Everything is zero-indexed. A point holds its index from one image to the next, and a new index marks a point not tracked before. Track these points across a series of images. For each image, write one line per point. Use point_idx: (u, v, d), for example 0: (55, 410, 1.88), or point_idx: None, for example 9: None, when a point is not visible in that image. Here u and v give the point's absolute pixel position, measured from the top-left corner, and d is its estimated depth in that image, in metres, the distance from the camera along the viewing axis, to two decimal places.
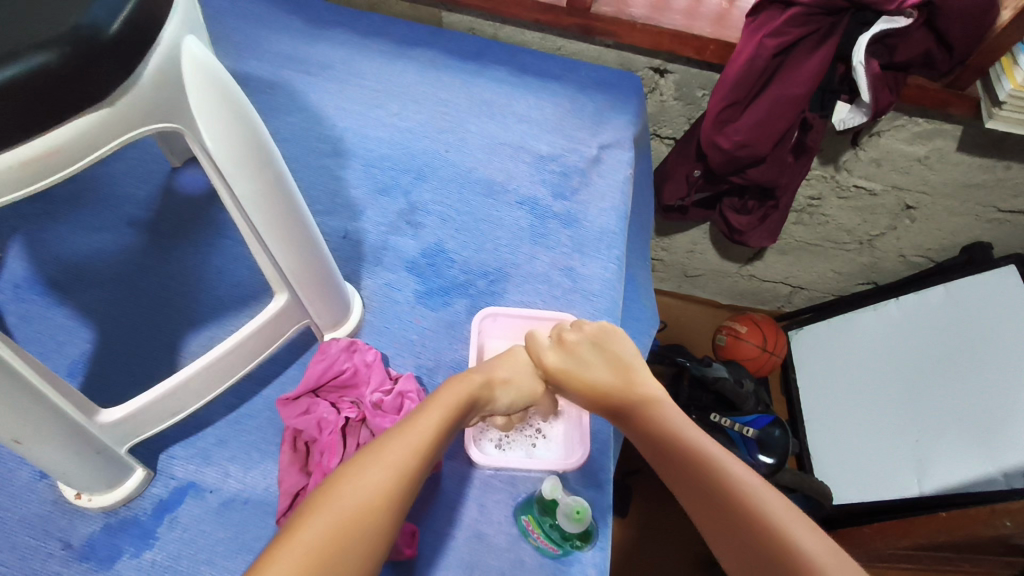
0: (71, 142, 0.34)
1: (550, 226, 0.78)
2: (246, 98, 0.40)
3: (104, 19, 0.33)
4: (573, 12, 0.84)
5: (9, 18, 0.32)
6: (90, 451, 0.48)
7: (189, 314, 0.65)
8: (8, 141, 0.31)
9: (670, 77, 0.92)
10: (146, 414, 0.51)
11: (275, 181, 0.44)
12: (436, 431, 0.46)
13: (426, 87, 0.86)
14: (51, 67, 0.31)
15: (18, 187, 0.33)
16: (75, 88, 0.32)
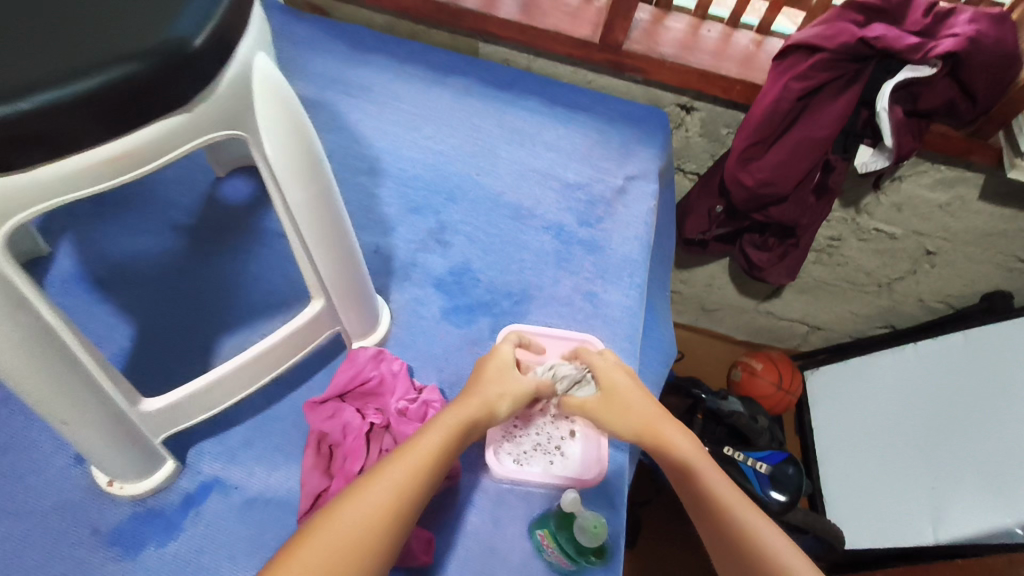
0: (148, 143, 0.37)
1: (575, 251, 0.80)
2: (305, 113, 0.43)
3: (187, 29, 0.36)
4: (605, 48, 0.88)
5: (104, 31, 0.35)
6: (129, 439, 0.50)
7: (224, 317, 0.68)
8: (94, 139, 0.34)
9: (696, 114, 0.95)
10: (184, 407, 0.53)
11: (322, 192, 0.47)
12: (436, 454, 0.47)
13: (461, 114, 0.89)
14: (137, 75, 0.34)
15: (97, 182, 0.36)
16: (158, 92, 0.35)
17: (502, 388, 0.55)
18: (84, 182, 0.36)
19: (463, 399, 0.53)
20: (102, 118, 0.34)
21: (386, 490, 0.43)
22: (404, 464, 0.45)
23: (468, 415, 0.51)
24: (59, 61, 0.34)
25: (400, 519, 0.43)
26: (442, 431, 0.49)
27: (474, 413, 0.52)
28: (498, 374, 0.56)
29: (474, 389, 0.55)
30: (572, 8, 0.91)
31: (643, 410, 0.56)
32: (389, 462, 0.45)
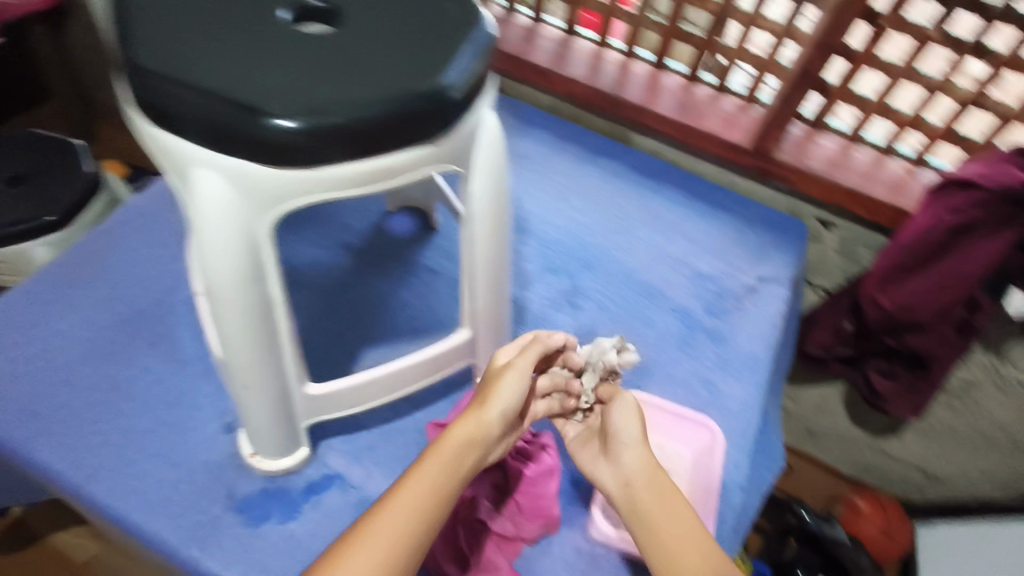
0: (397, 165, 0.43)
1: (698, 338, 0.82)
2: (507, 164, 0.51)
3: (449, 79, 0.42)
4: (755, 155, 0.92)
5: (388, 68, 0.42)
6: (282, 414, 0.56)
7: (371, 332, 0.75)
8: (361, 155, 0.41)
9: (836, 232, 0.97)
10: (332, 400, 0.58)
11: (501, 233, 0.54)
12: (405, 530, 0.46)
13: (607, 193, 0.96)
14: (410, 109, 0.41)
15: (348, 189, 0.43)
16: (416, 126, 0.42)
17: (498, 405, 0.54)
18: (340, 187, 0.42)
19: (452, 431, 0.52)
20: (371, 140, 0.40)
21: (379, 543, 0.45)
22: (395, 511, 0.47)
23: (457, 450, 0.51)
24: (351, 87, 0.40)
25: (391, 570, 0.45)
26: (430, 474, 0.49)
27: (466, 446, 0.52)
28: (497, 386, 0.54)
29: (462, 418, 0.54)
30: (729, 114, 0.96)
31: (637, 452, 0.57)
32: (381, 511, 0.47)
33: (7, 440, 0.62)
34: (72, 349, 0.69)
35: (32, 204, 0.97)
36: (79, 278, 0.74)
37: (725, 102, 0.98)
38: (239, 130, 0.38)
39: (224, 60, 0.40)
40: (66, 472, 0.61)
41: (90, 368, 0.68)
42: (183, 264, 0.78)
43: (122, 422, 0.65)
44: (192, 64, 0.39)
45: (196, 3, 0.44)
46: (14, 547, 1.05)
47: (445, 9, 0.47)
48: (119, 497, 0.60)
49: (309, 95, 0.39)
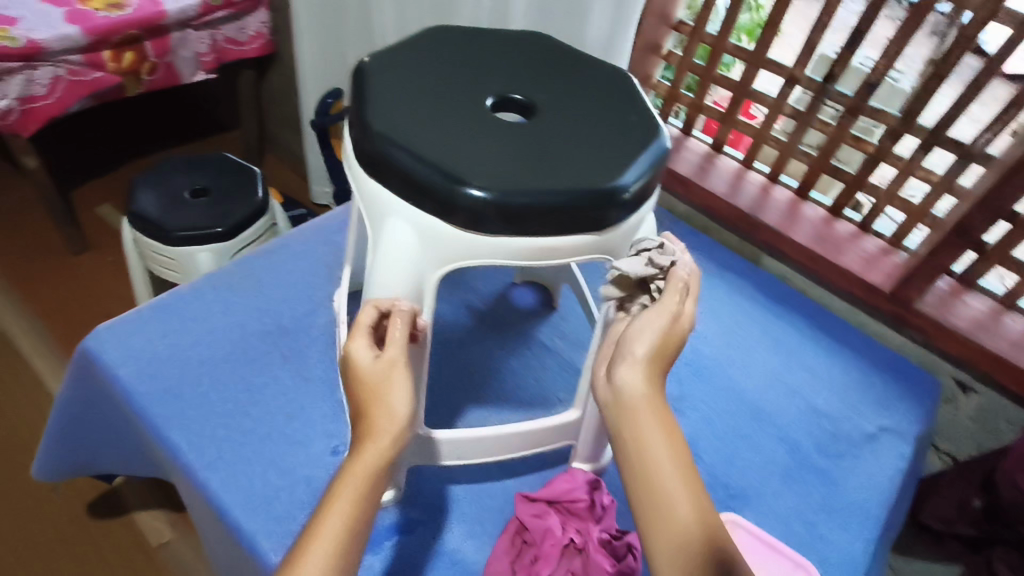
0: (564, 247, 0.47)
1: (807, 476, 0.77)
2: None
3: (627, 180, 0.46)
4: (892, 299, 0.89)
5: (573, 163, 0.47)
6: (395, 452, 0.60)
7: (478, 391, 0.77)
8: (536, 233, 0.45)
9: (973, 396, 0.91)
10: (444, 445, 0.62)
11: None
12: (352, 528, 0.40)
13: (728, 307, 0.95)
14: (587, 201, 0.45)
15: (516, 259, 0.47)
16: (588, 216, 0.46)
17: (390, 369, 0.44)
18: (509, 256, 0.46)
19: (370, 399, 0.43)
20: (547, 223, 0.45)
21: (338, 524, 0.40)
22: (349, 492, 0.41)
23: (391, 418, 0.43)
24: (540, 173, 0.45)
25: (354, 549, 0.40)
26: (370, 447, 0.42)
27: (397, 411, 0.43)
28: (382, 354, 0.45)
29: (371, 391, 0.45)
30: (869, 254, 0.94)
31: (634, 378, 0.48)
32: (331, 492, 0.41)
33: (149, 414, 0.69)
34: (218, 347, 0.76)
35: (209, 217, 1.11)
36: (237, 286, 0.83)
37: (866, 241, 0.97)
38: (441, 194, 0.43)
39: (438, 133, 0.46)
40: (190, 456, 0.67)
41: (230, 367, 0.75)
42: (326, 293, 0.85)
43: (246, 422, 0.71)
44: (412, 132, 0.46)
45: (420, 81, 0.51)
46: (104, 516, 1.12)
47: (629, 117, 0.52)
48: (229, 491, 0.65)
49: (502, 174, 0.44)
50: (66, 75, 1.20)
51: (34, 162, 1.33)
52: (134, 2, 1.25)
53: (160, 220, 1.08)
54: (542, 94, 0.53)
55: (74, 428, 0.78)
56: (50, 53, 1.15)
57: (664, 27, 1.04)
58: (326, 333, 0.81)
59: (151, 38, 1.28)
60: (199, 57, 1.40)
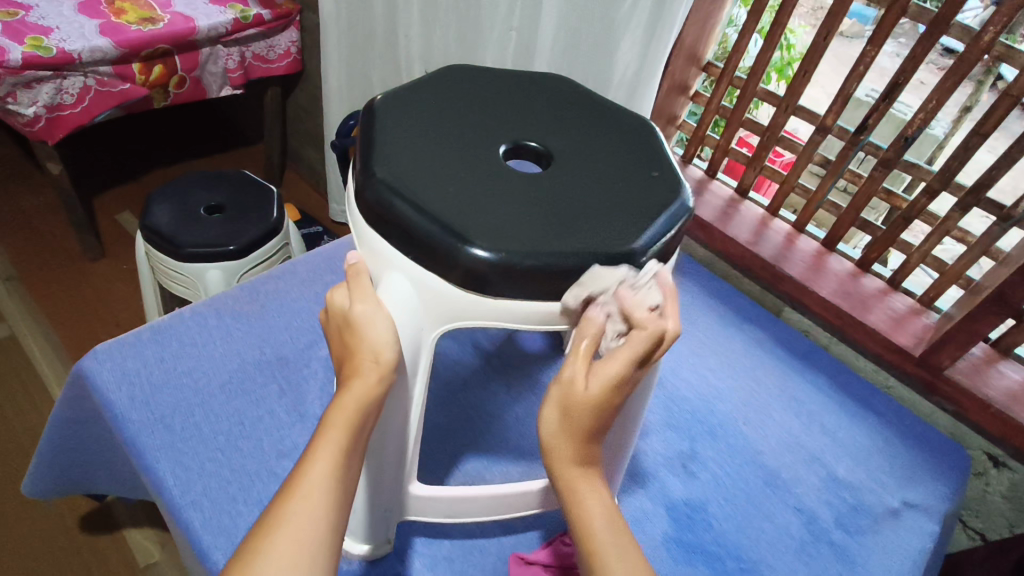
0: (574, 311, 0.44)
1: (822, 551, 0.72)
2: None
3: (642, 244, 0.44)
4: (922, 364, 0.85)
5: (587, 223, 0.44)
6: (388, 503, 0.58)
7: (479, 438, 0.74)
8: (545, 297, 0.43)
9: (1006, 472, 0.85)
10: (439, 501, 0.61)
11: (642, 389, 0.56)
12: (344, 452, 0.42)
13: (747, 361, 0.91)
14: (599, 265, 0.42)
15: (524, 321, 0.44)
16: (600, 283, 0.43)
17: (376, 328, 0.44)
18: (515, 318, 0.44)
19: (341, 396, 0.43)
20: (555, 287, 0.42)
21: (298, 534, 0.38)
22: (339, 429, 0.43)
23: (360, 418, 0.43)
24: (549, 233, 0.43)
25: (323, 558, 0.39)
26: (337, 449, 0.42)
27: (367, 410, 0.43)
28: (363, 330, 0.44)
29: (349, 376, 0.44)
30: (896, 314, 0.90)
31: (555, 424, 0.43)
32: (291, 497, 0.40)
33: (137, 443, 0.67)
34: (214, 375, 0.74)
35: (223, 234, 1.10)
36: (240, 311, 0.81)
37: (895, 300, 0.92)
38: (443, 253, 0.41)
39: (446, 184, 0.44)
40: (174, 491, 0.64)
41: (224, 397, 0.73)
42: None
43: (235, 458, 0.68)
44: (417, 181, 0.44)
45: (432, 126, 0.49)
46: (95, 531, 1.11)
47: (648, 174, 0.49)
48: (211, 531, 0.62)
49: (509, 232, 0.42)
50: (95, 86, 1.21)
51: (57, 169, 1.34)
52: (166, 18, 1.26)
53: (172, 235, 1.07)
54: (559, 144, 0.50)
55: (65, 448, 0.76)
56: (80, 64, 1.16)
57: (693, 69, 1.02)
58: (326, 366, 0.79)
59: (180, 53, 1.29)
60: (227, 73, 1.41)
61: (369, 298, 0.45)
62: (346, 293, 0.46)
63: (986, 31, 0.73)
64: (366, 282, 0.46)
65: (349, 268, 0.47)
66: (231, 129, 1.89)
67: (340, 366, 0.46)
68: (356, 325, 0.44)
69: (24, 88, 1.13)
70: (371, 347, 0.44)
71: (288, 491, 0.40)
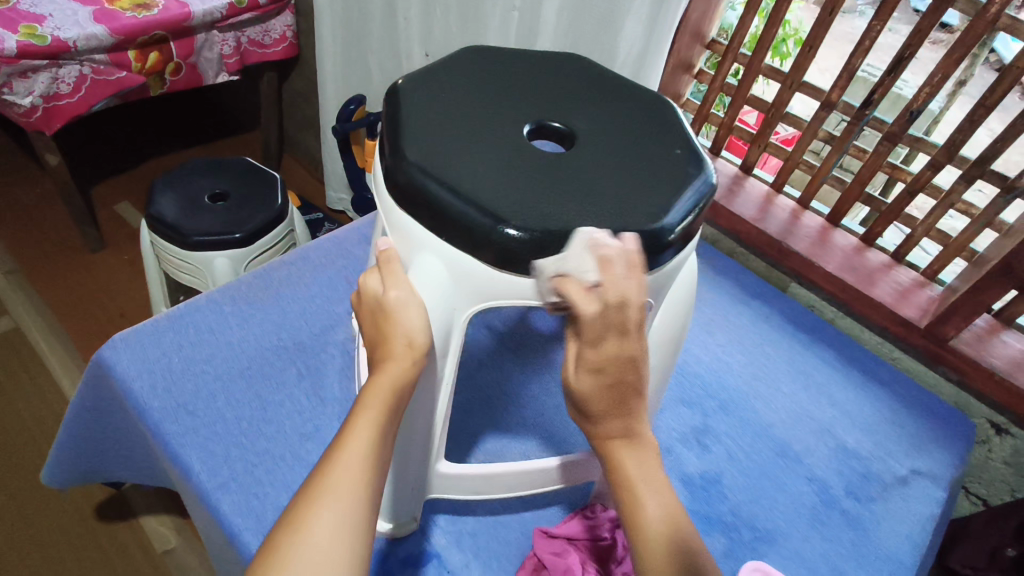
0: None
1: (835, 519, 0.74)
2: (693, 300, 0.55)
3: (671, 220, 0.44)
4: (928, 336, 0.86)
5: (616, 201, 0.45)
6: (416, 482, 0.59)
7: (497, 418, 0.75)
8: None
9: (1009, 438, 0.87)
10: (463, 479, 0.62)
11: (663, 368, 0.57)
12: (378, 427, 0.43)
13: (755, 337, 0.93)
14: (629, 242, 0.43)
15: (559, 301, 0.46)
16: None
17: (409, 314, 0.44)
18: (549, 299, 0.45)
19: (375, 376, 0.44)
20: None
21: (341, 502, 0.39)
22: (374, 405, 0.43)
23: (395, 399, 0.44)
24: (579, 211, 0.43)
25: (364, 529, 0.40)
26: (375, 425, 0.43)
27: (401, 390, 0.44)
28: (396, 315, 0.44)
29: (382, 358, 0.45)
30: (901, 287, 0.91)
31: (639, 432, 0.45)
32: (333, 468, 0.40)
33: (162, 430, 0.67)
34: (233, 362, 0.75)
35: (228, 222, 1.09)
36: (253, 299, 0.82)
37: (900, 274, 0.93)
38: (478, 235, 0.42)
39: (475, 166, 0.45)
40: (203, 476, 0.65)
41: (245, 383, 0.73)
42: (343, 309, 0.84)
43: (261, 443, 0.69)
44: (447, 165, 0.44)
45: (457, 108, 0.49)
46: (110, 518, 1.12)
47: (671, 153, 0.50)
48: (241, 514, 0.63)
49: (540, 213, 0.43)
50: (91, 74, 1.20)
51: (56, 160, 1.33)
52: (161, 4, 1.24)
53: (177, 224, 1.07)
54: (581, 124, 0.51)
55: (84, 436, 0.77)
56: (76, 52, 1.14)
57: (697, 46, 1.02)
58: (344, 351, 0.80)
59: (176, 39, 1.27)
60: (223, 59, 1.39)
61: (402, 283, 0.45)
62: (379, 278, 0.47)
63: (993, 3, 0.73)
64: (398, 267, 0.46)
65: (380, 255, 0.47)
66: (225, 116, 1.87)
67: (374, 347, 0.46)
68: (391, 311, 0.45)
69: (20, 78, 1.11)
70: (405, 332, 0.44)
71: (328, 462, 0.41)
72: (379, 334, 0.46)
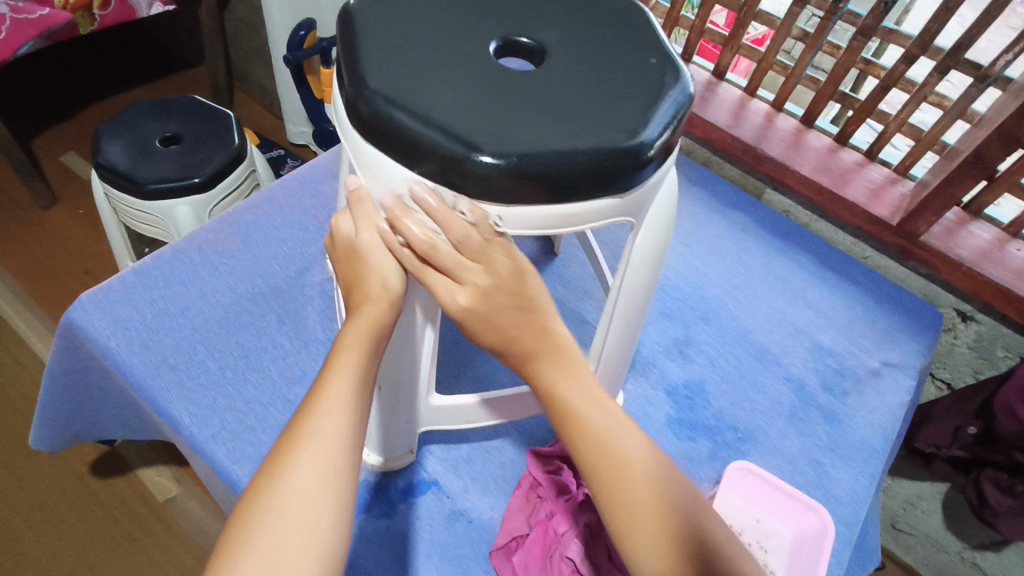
0: (588, 212, 0.45)
1: (812, 414, 0.78)
2: (674, 214, 0.55)
3: (649, 135, 0.43)
4: (900, 233, 0.88)
5: (592, 118, 0.43)
6: (409, 416, 0.59)
7: (484, 346, 0.76)
8: (561, 198, 0.43)
9: (973, 325, 0.91)
10: (453, 411, 0.63)
11: (647, 286, 0.57)
12: (355, 374, 0.42)
13: (732, 246, 0.93)
14: (608, 161, 0.42)
15: (537, 227, 0.44)
16: (611, 180, 0.43)
17: (382, 257, 0.44)
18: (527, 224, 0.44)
19: (354, 319, 0.44)
20: (564, 188, 0.42)
21: (323, 449, 0.39)
22: (352, 352, 0.43)
23: (376, 343, 0.43)
24: (554, 131, 0.42)
25: (346, 476, 0.40)
26: (355, 370, 0.42)
27: (381, 334, 0.44)
28: (368, 259, 0.44)
29: (360, 302, 0.44)
30: (874, 185, 0.91)
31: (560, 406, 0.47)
32: (315, 415, 0.40)
33: (139, 382, 0.67)
34: (209, 312, 0.73)
35: (184, 167, 1.04)
36: (223, 247, 0.79)
37: (872, 171, 0.93)
38: (451, 165, 0.40)
39: (443, 90, 0.42)
40: (192, 427, 0.65)
41: (223, 333, 0.72)
42: (317, 250, 0.82)
43: (246, 391, 0.69)
44: (413, 90, 0.42)
45: (417, 28, 0.46)
46: (106, 474, 1.13)
47: (645, 61, 0.48)
48: (235, 460, 0.64)
49: (513, 137, 0.41)
50: (9, 14, 1.13)
51: None
52: None
53: (131, 172, 1.02)
54: (550, 36, 0.48)
55: (65, 399, 0.75)
56: None
57: None
58: (322, 292, 0.78)
59: None
60: None
61: (373, 225, 0.45)
62: (352, 220, 0.46)
63: None
64: (370, 207, 0.45)
65: (351, 195, 0.46)
66: (166, 51, 1.75)
67: (351, 291, 0.46)
68: (365, 256, 0.44)
69: None
70: (379, 275, 0.44)
71: (308, 410, 0.41)
72: (357, 278, 0.45)
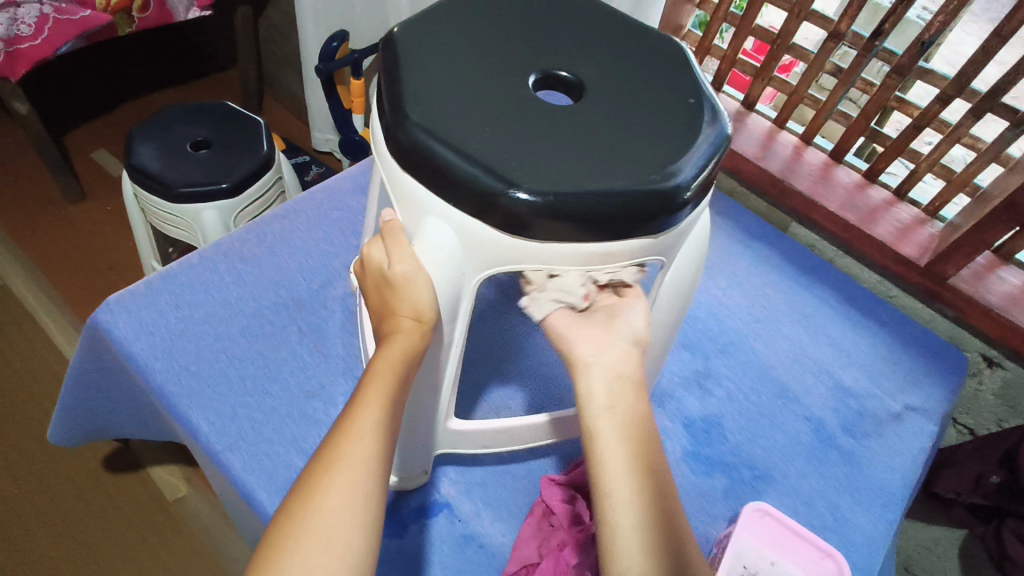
0: (624, 250, 0.45)
1: (832, 456, 0.77)
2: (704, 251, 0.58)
3: (686, 177, 0.43)
4: (927, 274, 0.86)
5: (629, 157, 0.43)
6: (426, 440, 0.59)
7: (503, 369, 0.75)
8: (596, 238, 0.43)
9: (1000, 371, 0.90)
10: (471, 434, 0.63)
11: (671, 322, 0.61)
12: (386, 398, 0.42)
13: (756, 279, 0.92)
14: (644, 202, 0.41)
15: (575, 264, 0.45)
16: (645, 218, 0.42)
17: (417, 288, 0.44)
18: (562, 261, 0.44)
19: (384, 348, 0.44)
20: (596, 227, 0.42)
21: (354, 473, 0.39)
22: (381, 380, 0.43)
23: (403, 371, 0.43)
24: (589, 169, 0.42)
25: (374, 503, 0.39)
26: (384, 395, 0.42)
27: (410, 363, 0.44)
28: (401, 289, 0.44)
29: (389, 331, 0.44)
30: (903, 224, 0.90)
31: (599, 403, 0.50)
32: (345, 440, 0.40)
33: (161, 388, 0.67)
34: (232, 321, 0.74)
35: (214, 172, 1.06)
36: (248, 256, 0.80)
37: (901, 211, 0.92)
38: (485, 200, 0.41)
39: (478, 124, 0.43)
40: (211, 435, 0.65)
41: (246, 342, 0.73)
42: (342, 263, 0.82)
43: (266, 402, 0.69)
44: (450, 123, 0.42)
45: (456, 59, 0.47)
46: (119, 470, 1.13)
47: (683, 100, 0.48)
48: (252, 472, 0.64)
49: (548, 175, 0.41)
50: (52, 14, 1.13)
51: (26, 109, 1.26)
52: None
53: (162, 175, 1.03)
54: (589, 72, 0.49)
55: (87, 399, 0.76)
56: None
57: None
58: (344, 306, 0.79)
59: None
60: None
61: (408, 257, 0.44)
62: (383, 250, 0.46)
63: None
64: (403, 238, 0.46)
65: (385, 226, 0.46)
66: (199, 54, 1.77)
67: (380, 319, 0.46)
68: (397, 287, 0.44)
69: None
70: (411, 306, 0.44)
71: (338, 432, 0.41)
72: (387, 307, 0.45)
